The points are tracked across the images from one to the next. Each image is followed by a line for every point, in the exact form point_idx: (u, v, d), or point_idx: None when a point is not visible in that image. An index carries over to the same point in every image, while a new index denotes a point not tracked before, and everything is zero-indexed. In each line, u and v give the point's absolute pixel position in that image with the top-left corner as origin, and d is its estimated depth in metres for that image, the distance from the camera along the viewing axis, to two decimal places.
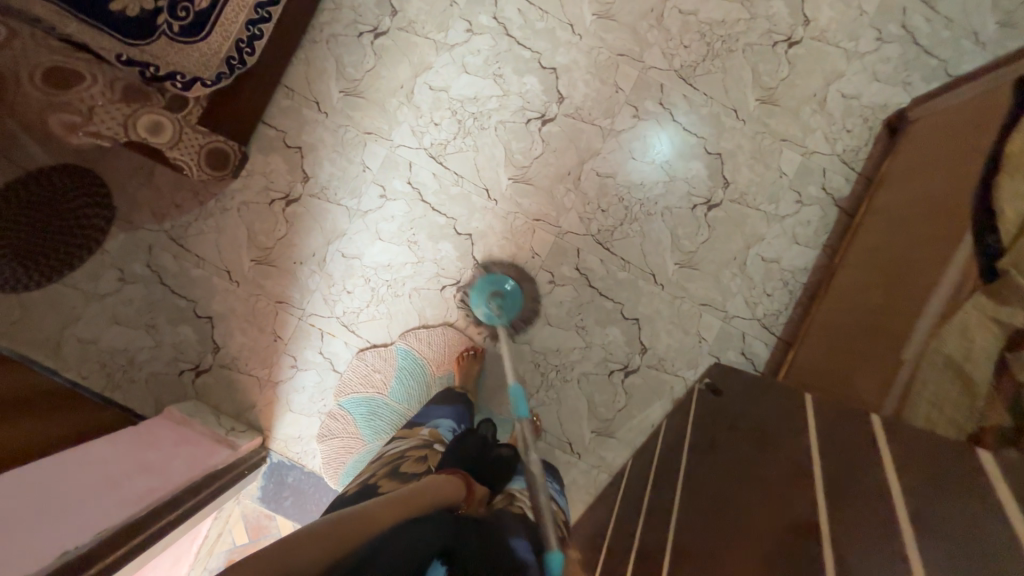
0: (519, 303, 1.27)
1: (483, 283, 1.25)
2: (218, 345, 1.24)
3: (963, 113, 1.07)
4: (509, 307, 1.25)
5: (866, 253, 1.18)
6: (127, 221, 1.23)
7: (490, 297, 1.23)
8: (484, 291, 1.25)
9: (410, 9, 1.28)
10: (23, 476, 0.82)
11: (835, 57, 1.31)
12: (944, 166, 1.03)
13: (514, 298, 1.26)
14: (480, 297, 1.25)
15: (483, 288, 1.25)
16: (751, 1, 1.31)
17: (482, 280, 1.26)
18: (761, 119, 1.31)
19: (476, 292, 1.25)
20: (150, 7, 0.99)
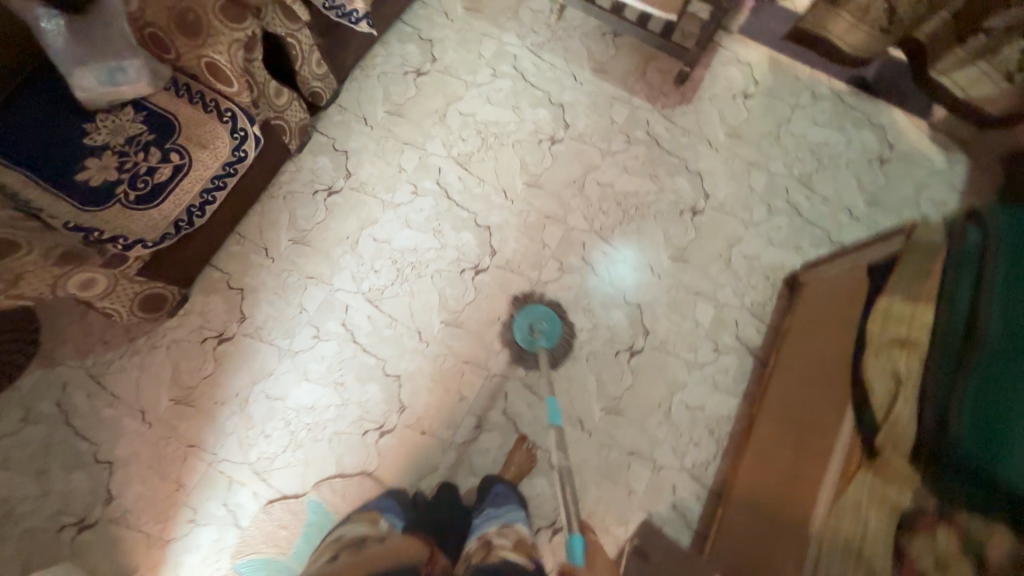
0: (557, 336, 1.35)
1: (529, 311, 1.36)
2: (111, 496, 1.15)
3: (835, 284, 1.22)
4: (550, 334, 1.34)
5: (777, 406, 1.23)
6: (47, 357, 1.22)
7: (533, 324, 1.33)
8: (529, 317, 1.35)
9: (363, 173, 1.46)
10: None
11: (734, 224, 1.51)
12: (830, 333, 1.13)
13: (555, 332, 1.35)
14: (524, 322, 1.34)
15: (526, 317, 1.35)
16: (658, 177, 1.54)
17: (527, 309, 1.36)
18: (674, 274, 1.45)
19: (521, 320, 1.35)
20: (113, 177, 1.04)
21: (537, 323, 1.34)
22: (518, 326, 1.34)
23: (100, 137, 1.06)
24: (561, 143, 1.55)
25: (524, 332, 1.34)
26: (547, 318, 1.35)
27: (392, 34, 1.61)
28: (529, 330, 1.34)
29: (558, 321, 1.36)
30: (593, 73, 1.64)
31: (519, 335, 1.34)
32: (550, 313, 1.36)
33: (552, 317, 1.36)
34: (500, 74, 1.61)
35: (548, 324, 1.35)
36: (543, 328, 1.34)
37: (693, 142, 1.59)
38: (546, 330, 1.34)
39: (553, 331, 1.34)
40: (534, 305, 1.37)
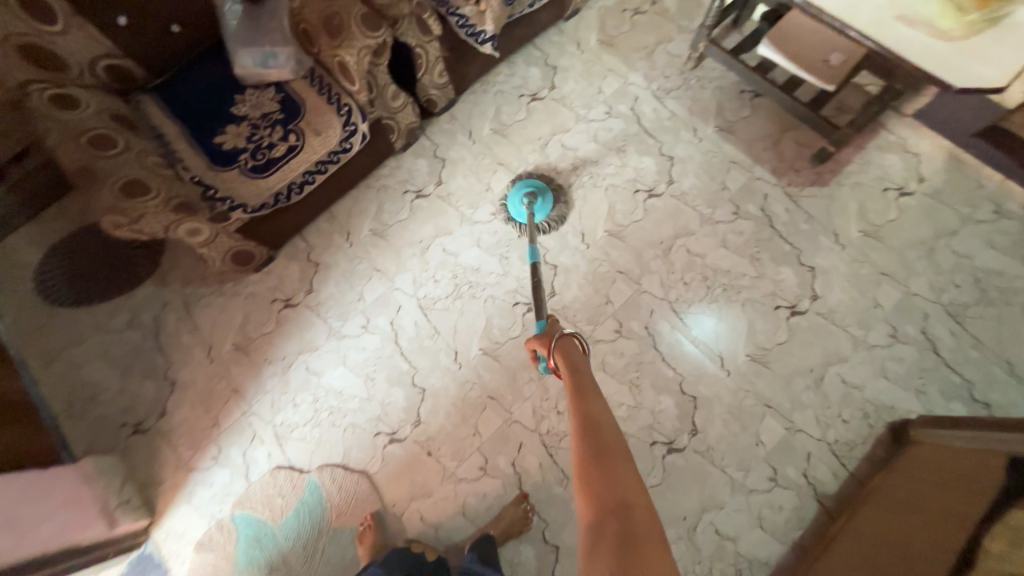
0: (551, 204, 1.40)
1: (521, 183, 1.40)
2: (165, 411, 1.31)
3: (958, 462, 0.95)
4: (541, 207, 1.38)
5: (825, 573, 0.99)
6: (158, 276, 1.43)
7: (525, 195, 1.37)
8: (522, 189, 1.39)
9: (453, 184, 1.49)
10: None
11: (840, 339, 1.27)
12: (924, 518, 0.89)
13: (547, 199, 1.39)
14: (517, 193, 1.38)
15: (518, 190, 1.38)
16: (760, 261, 1.35)
17: (521, 182, 1.40)
18: (747, 375, 1.26)
19: (513, 192, 1.39)
20: (240, 146, 1.18)
21: (529, 195, 1.37)
22: (511, 197, 1.39)
23: (242, 109, 1.21)
24: (658, 198, 1.44)
25: (516, 201, 1.39)
26: (540, 190, 1.39)
27: (520, 56, 1.63)
28: (520, 199, 1.38)
29: (552, 194, 1.41)
30: (717, 131, 1.49)
31: (512, 208, 1.39)
32: (542, 184, 1.40)
33: (545, 188, 1.39)
34: (614, 113, 1.54)
35: (541, 193, 1.39)
36: (535, 199, 1.38)
37: (816, 231, 1.37)
38: (538, 200, 1.38)
39: (544, 200, 1.38)
40: (528, 178, 1.41)
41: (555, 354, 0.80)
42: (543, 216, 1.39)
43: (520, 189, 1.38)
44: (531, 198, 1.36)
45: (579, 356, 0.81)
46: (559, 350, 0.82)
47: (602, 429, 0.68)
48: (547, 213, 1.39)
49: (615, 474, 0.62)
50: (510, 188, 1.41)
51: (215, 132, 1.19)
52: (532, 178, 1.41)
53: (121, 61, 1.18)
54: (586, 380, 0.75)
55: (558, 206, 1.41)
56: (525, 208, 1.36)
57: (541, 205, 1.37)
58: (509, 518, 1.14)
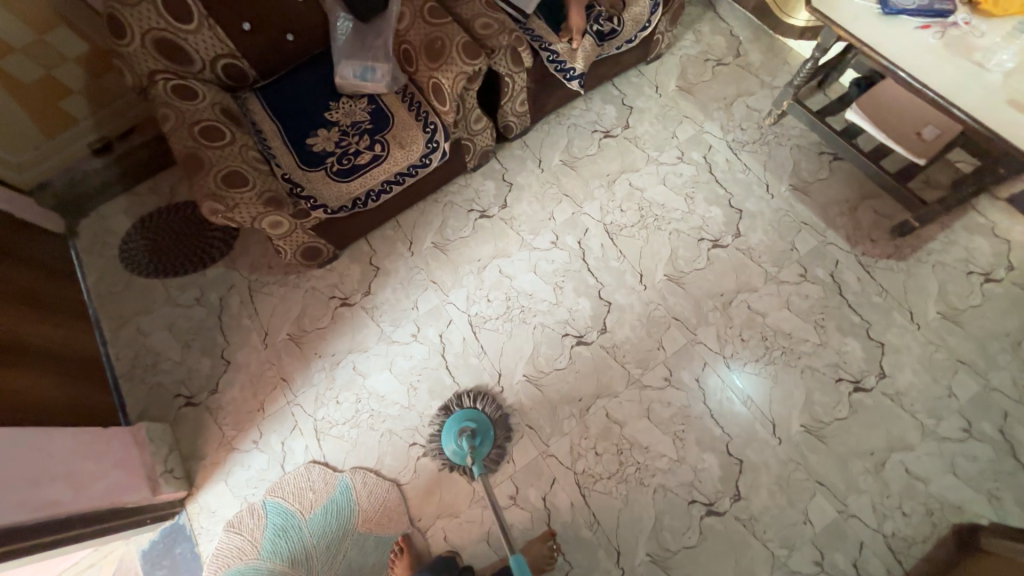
0: (492, 435, 1.24)
1: (452, 419, 1.26)
2: (216, 389, 1.37)
3: None
4: (480, 443, 1.22)
5: None
6: (229, 259, 1.51)
7: (460, 433, 1.22)
8: (452, 430, 1.24)
9: (517, 209, 1.52)
10: (9, 444, 0.90)
11: (905, 423, 1.20)
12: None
13: (486, 435, 1.23)
14: (451, 433, 1.24)
15: (450, 428, 1.25)
16: (825, 329, 1.30)
17: (451, 420, 1.26)
18: (800, 446, 1.20)
19: (445, 434, 1.24)
20: (329, 149, 1.25)
21: (461, 433, 1.22)
22: (444, 439, 1.24)
23: (336, 115, 1.28)
24: (723, 250, 1.41)
25: (452, 445, 1.23)
26: (475, 422, 1.24)
27: (598, 93, 1.66)
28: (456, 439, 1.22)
29: (491, 425, 1.25)
30: (792, 190, 1.47)
31: (448, 449, 1.23)
32: (479, 417, 1.26)
33: (482, 422, 1.24)
34: (686, 159, 1.54)
35: (480, 429, 1.24)
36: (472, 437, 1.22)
37: (889, 306, 1.31)
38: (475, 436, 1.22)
39: (485, 434, 1.23)
40: (458, 412, 1.27)
41: None
42: (485, 453, 1.22)
43: (453, 427, 1.24)
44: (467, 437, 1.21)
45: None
46: None
47: None
48: (489, 449, 1.23)
49: None
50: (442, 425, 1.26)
51: (309, 133, 1.27)
52: (464, 408, 1.27)
53: (237, 61, 1.27)
54: None
55: (499, 437, 1.25)
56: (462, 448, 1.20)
57: (480, 442, 1.21)
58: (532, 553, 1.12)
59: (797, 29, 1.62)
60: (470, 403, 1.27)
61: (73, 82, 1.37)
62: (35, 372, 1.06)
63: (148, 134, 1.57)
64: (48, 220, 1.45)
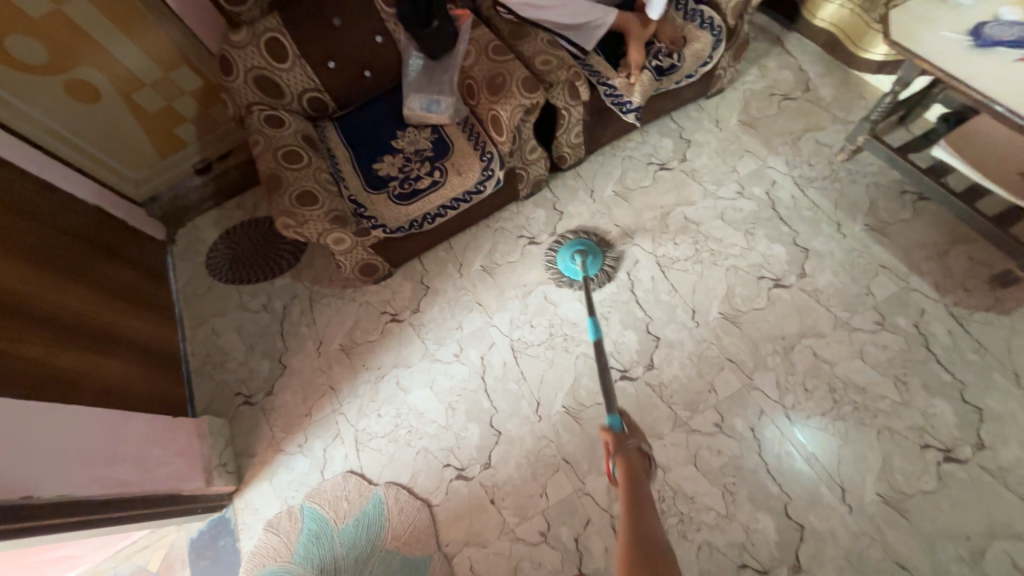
0: (601, 255, 1.41)
1: (571, 243, 1.42)
2: (271, 391, 1.46)
3: None
4: (592, 264, 1.39)
5: None
6: (296, 271, 1.63)
7: (574, 253, 1.39)
8: (569, 250, 1.40)
9: (566, 236, 1.53)
10: (92, 424, 1.01)
11: (1010, 507, 1.03)
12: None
13: (597, 255, 1.40)
14: (566, 252, 1.41)
15: (568, 247, 1.41)
16: (906, 386, 1.16)
17: (562, 248, 1.43)
18: (875, 519, 1.06)
19: (560, 258, 1.41)
20: (392, 175, 1.34)
21: (579, 254, 1.38)
22: (559, 257, 1.42)
23: (401, 144, 1.38)
24: (786, 289, 1.32)
25: (566, 261, 1.41)
26: (587, 245, 1.41)
27: (655, 125, 1.65)
28: (571, 257, 1.40)
29: (598, 247, 1.43)
30: (867, 230, 1.35)
31: (563, 267, 1.41)
32: (589, 242, 1.42)
33: (590, 244, 1.41)
34: (747, 194, 1.48)
35: (590, 250, 1.41)
36: (586, 255, 1.39)
37: (988, 367, 1.15)
38: (588, 257, 1.39)
39: (597, 255, 1.40)
40: (572, 239, 1.44)
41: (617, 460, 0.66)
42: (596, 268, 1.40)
43: (569, 248, 1.41)
44: (583, 254, 1.38)
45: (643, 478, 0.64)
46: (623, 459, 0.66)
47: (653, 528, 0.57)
48: (600, 265, 1.40)
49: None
50: (558, 250, 1.44)
51: (375, 160, 1.37)
52: (578, 238, 1.43)
53: (320, 95, 1.40)
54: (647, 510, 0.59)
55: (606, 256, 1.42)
56: (578, 266, 1.37)
57: (592, 259, 1.38)
58: None
59: (875, 63, 1.53)
60: (576, 235, 1.46)
61: (187, 111, 1.59)
62: (123, 362, 1.19)
63: (242, 156, 1.76)
64: (153, 229, 1.66)
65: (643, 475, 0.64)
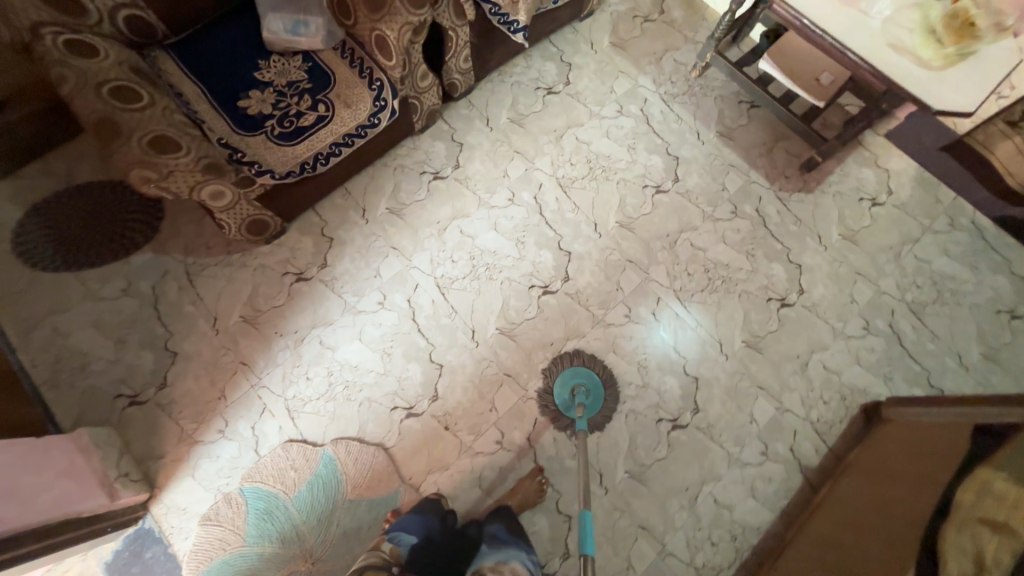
0: (601, 398, 1.29)
1: (577, 373, 1.30)
2: (165, 382, 1.26)
3: (925, 437, 1.11)
4: (589, 405, 1.27)
5: (826, 525, 1.12)
6: (159, 244, 1.37)
7: (576, 387, 1.28)
8: (570, 381, 1.29)
9: (470, 168, 1.52)
10: None
11: (821, 329, 1.42)
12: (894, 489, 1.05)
13: (597, 396, 1.29)
14: (566, 382, 1.29)
15: (571, 379, 1.30)
16: (754, 257, 1.48)
17: (560, 385, 1.30)
18: (742, 360, 1.38)
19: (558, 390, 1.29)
20: (266, 112, 1.17)
21: (581, 388, 1.27)
22: (559, 387, 1.29)
23: (268, 74, 1.20)
24: (665, 194, 1.53)
25: (564, 395, 1.28)
26: (588, 381, 1.30)
27: (537, 50, 1.67)
28: (571, 391, 1.28)
29: (602, 385, 1.31)
30: (718, 136, 1.61)
31: (559, 396, 1.28)
32: (593, 381, 1.30)
33: (593, 380, 1.30)
34: (626, 112, 1.63)
35: (592, 388, 1.29)
36: (586, 395, 1.27)
37: (803, 233, 1.52)
38: (587, 397, 1.27)
39: (596, 401, 1.28)
40: (576, 367, 1.32)
41: None
42: (592, 413, 1.27)
43: (573, 379, 1.29)
44: (584, 395, 1.26)
45: None
46: None
47: None
48: (597, 410, 1.28)
49: None
50: (557, 374, 1.31)
51: (238, 96, 1.17)
52: (581, 365, 1.32)
53: (139, 11, 1.11)
54: None
55: (595, 286, 1.42)
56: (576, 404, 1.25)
57: (591, 402, 1.27)
58: (524, 492, 1.19)
59: None
60: (583, 360, 1.33)
61: None
62: None
63: (32, 107, 1.29)
64: None
65: None
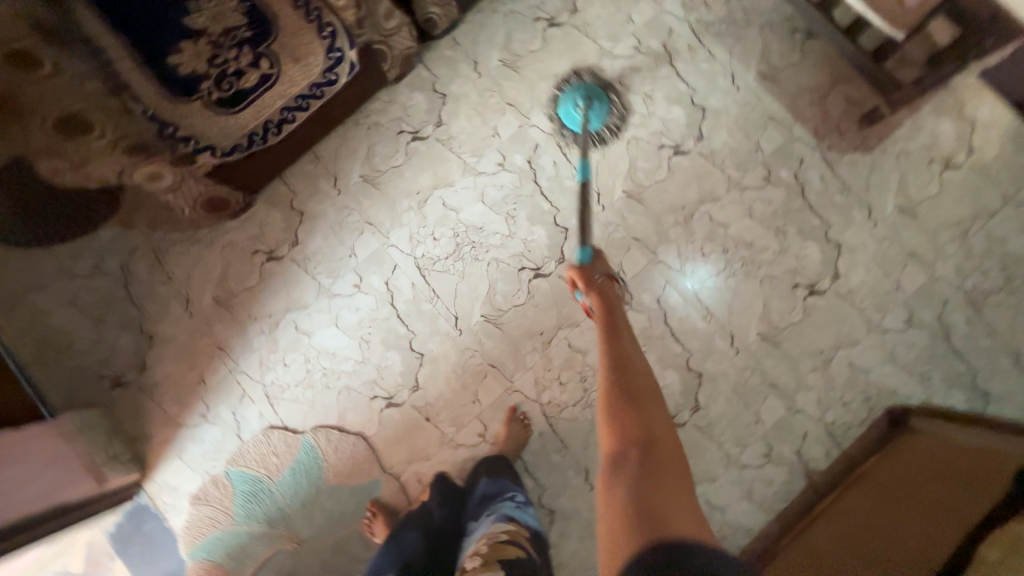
0: (606, 102, 1.30)
1: (576, 88, 1.29)
2: (145, 366, 1.24)
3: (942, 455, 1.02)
4: (595, 113, 1.28)
5: (818, 538, 1.07)
6: (122, 219, 1.26)
7: (579, 98, 1.27)
8: (574, 95, 1.28)
9: (454, 126, 1.31)
10: None
11: (854, 321, 1.24)
12: (908, 515, 0.94)
13: (602, 104, 1.29)
14: (570, 96, 1.28)
15: (573, 92, 1.28)
16: (785, 234, 1.27)
17: (570, 89, 1.30)
18: (756, 355, 1.23)
19: (562, 103, 1.29)
20: (201, 71, 0.94)
21: (582, 100, 1.27)
22: (562, 102, 1.29)
23: (201, 21, 0.92)
24: (685, 156, 1.29)
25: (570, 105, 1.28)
26: (590, 92, 1.28)
27: None
28: (575, 100, 1.28)
29: (605, 95, 1.30)
30: (759, 79, 1.31)
31: (563, 109, 1.29)
32: (594, 88, 1.29)
33: (596, 91, 1.29)
34: (645, 49, 1.32)
35: (595, 97, 1.29)
36: (591, 104, 1.28)
37: (850, 204, 1.27)
38: (592, 105, 1.28)
39: (601, 105, 1.28)
40: (576, 85, 1.30)
41: (593, 288, 0.92)
42: (600, 120, 1.29)
43: (573, 95, 1.28)
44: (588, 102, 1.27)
45: (611, 294, 0.93)
46: (597, 289, 0.93)
47: (632, 371, 0.76)
48: (603, 118, 1.29)
49: (643, 400, 0.71)
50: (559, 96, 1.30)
51: (163, 46, 0.91)
52: (581, 85, 1.29)
53: None
54: (623, 339, 0.82)
55: None
56: (579, 113, 1.27)
57: (596, 111, 1.28)
58: (512, 437, 1.18)
59: None
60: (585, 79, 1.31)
61: None
62: None
63: None
64: None
65: (614, 300, 0.91)
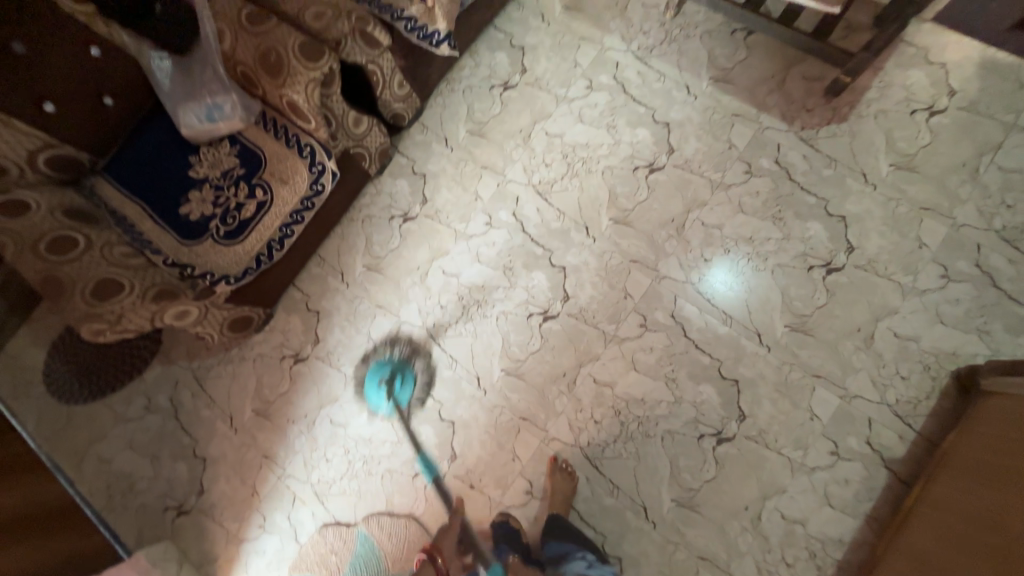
0: (411, 371, 1.29)
1: (374, 372, 1.29)
2: (203, 489, 1.31)
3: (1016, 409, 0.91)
4: (400, 389, 1.27)
5: (923, 537, 0.95)
6: (165, 355, 1.39)
7: (380, 381, 1.27)
8: (375, 381, 1.28)
9: (438, 199, 1.40)
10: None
11: (885, 289, 1.17)
12: (998, 489, 0.83)
13: (406, 374, 1.28)
14: (372, 383, 1.29)
15: (374, 373, 1.29)
16: (783, 220, 1.24)
17: (375, 363, 1.30)
18: (789, 348, 1.18)
19: (367, 383, 1.29)
20: (208, 212, 1.10)
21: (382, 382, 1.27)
22: (368, 394, 1.29)
23: (202, 170, 1.12)
24: (660, 171, 1.31)
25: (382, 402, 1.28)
26: (391, 369, 1.28)
27: (482, 42, 1.47)
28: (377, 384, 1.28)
29: (408, 364, 1.30)
30: (713, 83, 1.34)
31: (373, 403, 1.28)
32: (392, 363, 1.30)
33: (399, 364, 1.29)
34: (597, 86, 1.40)
35: (396, 372, 1.28)
36: (395, 381, 1.27)
37: (841, 174, 1.24)
38: (395, 381, 1.27)
39: (406, 377, 1.28)
40: (376, 362, 1.30)
41: None
42: (407, 395, 1.27)
43: (373, 379, 1.28)
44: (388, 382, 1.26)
45: None
46: None
47: None
48: (411, 390, 1.28)
49: None
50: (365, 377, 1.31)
51: (178, 201, 1.11)
52: (381, 361, 1.30)
53: (60, 149, 1.09)
54: None
55: (600, 300, 1.27)
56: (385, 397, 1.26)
57: (400, 387, 1.27)
58: (560, 489, 1.15)
59: None
60: (386, 351, 1.32)
61: None
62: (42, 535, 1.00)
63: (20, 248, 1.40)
64: None
65: None
